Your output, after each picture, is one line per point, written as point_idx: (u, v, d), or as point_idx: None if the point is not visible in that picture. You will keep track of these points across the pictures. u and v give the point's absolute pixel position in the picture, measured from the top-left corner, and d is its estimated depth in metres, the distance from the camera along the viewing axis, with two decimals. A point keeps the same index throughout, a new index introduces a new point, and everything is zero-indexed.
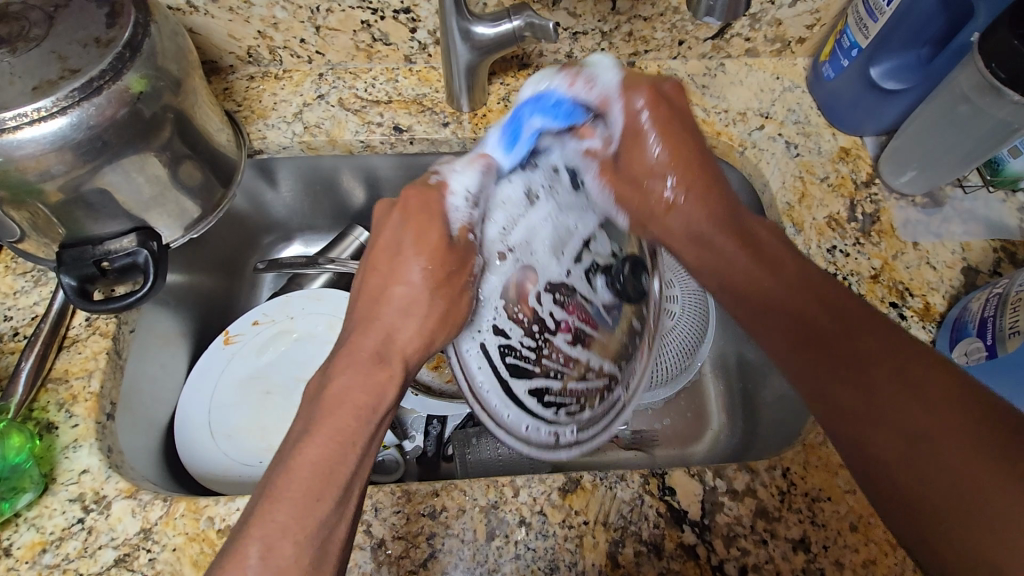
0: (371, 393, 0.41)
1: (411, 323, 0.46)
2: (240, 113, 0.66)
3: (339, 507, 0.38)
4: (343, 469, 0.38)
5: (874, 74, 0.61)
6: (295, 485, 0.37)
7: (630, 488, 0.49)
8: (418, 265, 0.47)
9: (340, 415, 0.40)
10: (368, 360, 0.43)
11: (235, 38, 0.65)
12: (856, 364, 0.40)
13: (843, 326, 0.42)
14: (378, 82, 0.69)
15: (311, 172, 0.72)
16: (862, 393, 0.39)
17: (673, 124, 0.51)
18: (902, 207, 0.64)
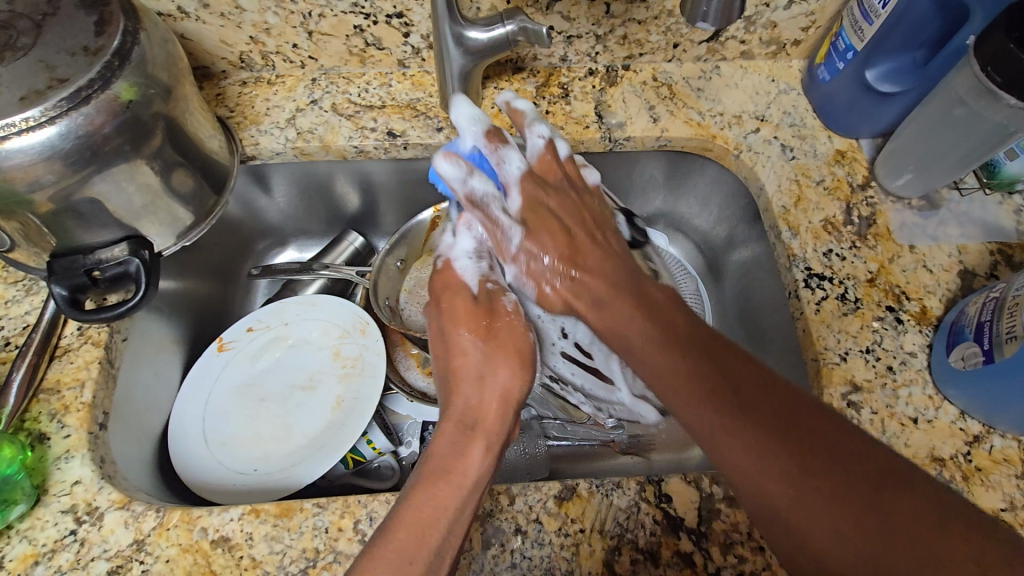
0: (459, 461, 0.42)
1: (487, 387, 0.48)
2: (233, 119, 0.65)
3: (432, 572, 0.37)
4: (434, 533, 0.39)
5: (869, 77, 0.61)
6: (388, 545, 0.37)
7: (627, 496, 0.49)
8: (471, 336, 0.50)
9: (431, 479, 0.41)
10: (458, 428, 0.45)
11: (227, 44, 0.64)
12: (737, 442, 0.39)
13: (723, 413, 0.40)
14: (372, 86, 0.68)
15: (305, 178, 0.71)
16: (744, 454, 0.38)
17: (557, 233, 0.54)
18: (899, 210, 0.64)
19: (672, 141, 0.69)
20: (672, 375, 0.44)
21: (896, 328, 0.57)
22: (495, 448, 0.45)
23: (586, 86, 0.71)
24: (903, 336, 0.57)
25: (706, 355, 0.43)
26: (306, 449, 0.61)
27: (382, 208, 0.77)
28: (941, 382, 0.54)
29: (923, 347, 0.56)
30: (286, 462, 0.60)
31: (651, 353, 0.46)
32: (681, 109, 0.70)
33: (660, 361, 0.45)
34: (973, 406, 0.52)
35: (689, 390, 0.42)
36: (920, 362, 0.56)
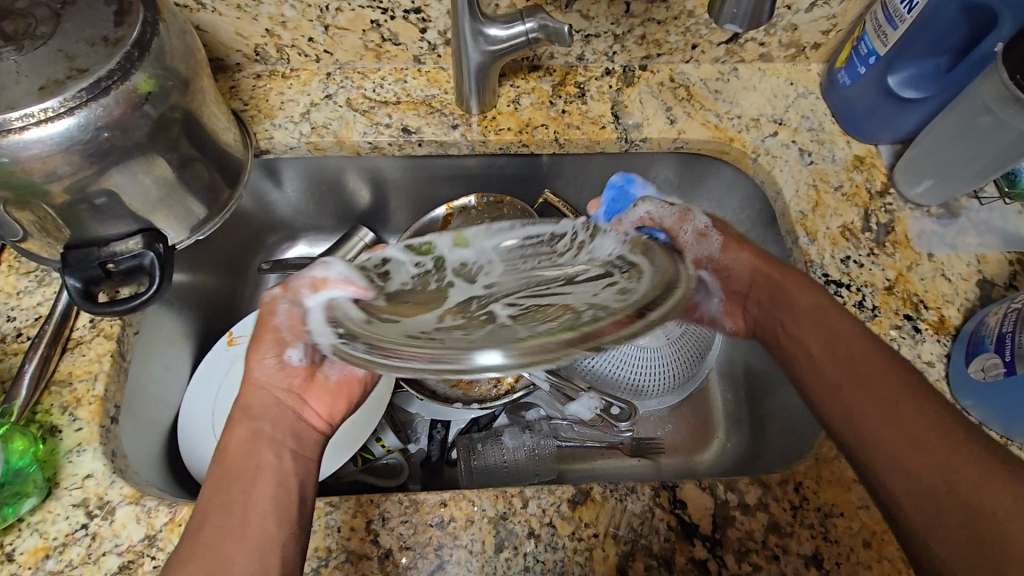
0: (230, 445, 0.45)
1: (274, 381, 0.48)
2: (247, 112, 0.65)
3: (221, 527, 0.41)
4: (238, 514, 0.42)
5: (891, 82, 0.61)
6: (201, 532, 0.41)
7: (641, 501, 0.49)
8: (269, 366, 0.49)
9: (240, 473, 0.44)
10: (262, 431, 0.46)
11: (243, 37, 0.64)
12: (852, 386, 0.46)
13: (910, 409, 0.42)
14: (387, 82, 0.68)
15: (318, 172, 0.71)
16: (931, 458, 0.40)
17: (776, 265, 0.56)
18: (917, 218, 0.63)
19: (688, 143, 0.69)
20: (866, 381, 0.45)
21: (913, 337, 0.57)
22: (269, 436, 0.46)
23: (603, 86, 0.70)
24: (921, 346, 0.56)
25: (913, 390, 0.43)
26: None
27: (393, 205, 0.77)
28: (959, 393, 0.53)
29: (940, 357, 0.56)
30: None
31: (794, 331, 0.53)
32: (699, 111, 0.69)
33: (858, 368, 0.46)
34: (992, 417, 0.52)
35: (852, 348, 0.48)
36: (938, 373, 0.55)
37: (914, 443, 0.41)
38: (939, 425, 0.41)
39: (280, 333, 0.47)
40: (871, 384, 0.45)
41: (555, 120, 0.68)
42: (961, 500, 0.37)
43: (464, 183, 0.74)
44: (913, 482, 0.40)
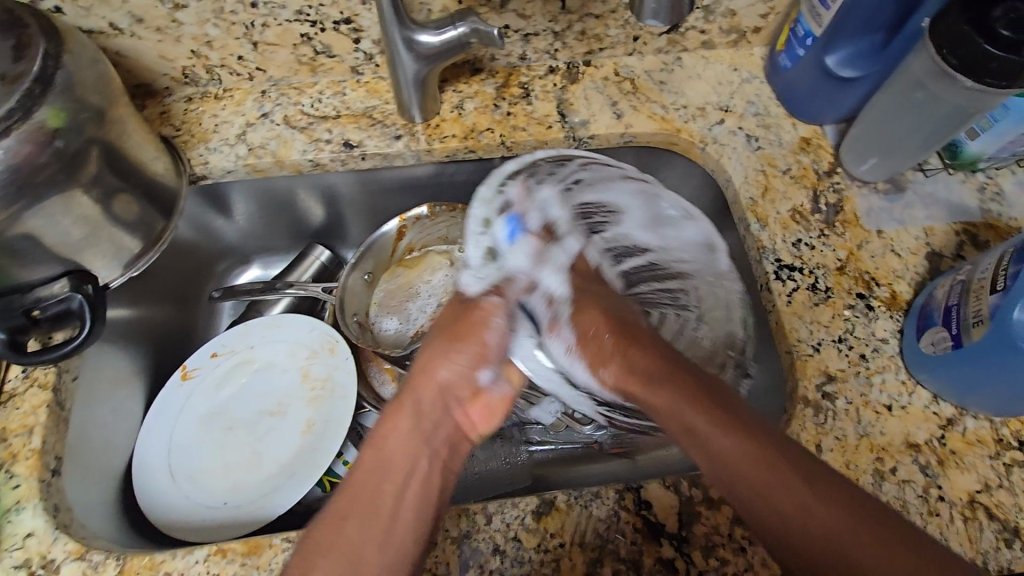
0: (383, 437, 0.48)
1: (451, 393, 0.50)
2: (180, 138, 0.62)
3: (364, 525, 0.43)
4: (383, 512, 0.44)
5: (829, 62, 0.60)
6: (345, 534, 0.43)
7: (606, 506, 0.48)
8: (446, 367, 0.50)
9: (388, 472, 0.46)
10: (415, 429, 0.48)
11: (168, 59, 0.61)
12: (771, 468, 0.43)
13: (760, 458, 0.43)
14: (325, 96, 0.66)
15: (265, 194, 0.69)
16: (794, 505, 0.41)
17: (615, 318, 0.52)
18: (865, 195, 0.64)
19: (637, 136, 0.68)
20: (750, 449, 0.44)
21: (867, 316, 0.57)
22: (431, 444, 0.48)
23: (547, 84, 0.69)
24: (875, 323, 0.57)
25: (755, 433, 0.44)
26: (278, 477, 0.59)
27: (348, 219, 0.75)
28: (914, 368, 0.54)
29: (893, 334, 0.56)
30: (257, 493, 0.58)
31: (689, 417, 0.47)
32: (644, 103, 0.69)
33: (717, 424, 0.45)
34: (945, 390, 0.52)
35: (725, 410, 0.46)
36: (892, 349, 0.56)
37: (770, 482, 0.42)
38: (794, 466, 0.43)
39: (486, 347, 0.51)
40: (756, 437, 0.44)
41: (501, 122, 0.67)
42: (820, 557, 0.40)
43: (416, 192, 0.73)
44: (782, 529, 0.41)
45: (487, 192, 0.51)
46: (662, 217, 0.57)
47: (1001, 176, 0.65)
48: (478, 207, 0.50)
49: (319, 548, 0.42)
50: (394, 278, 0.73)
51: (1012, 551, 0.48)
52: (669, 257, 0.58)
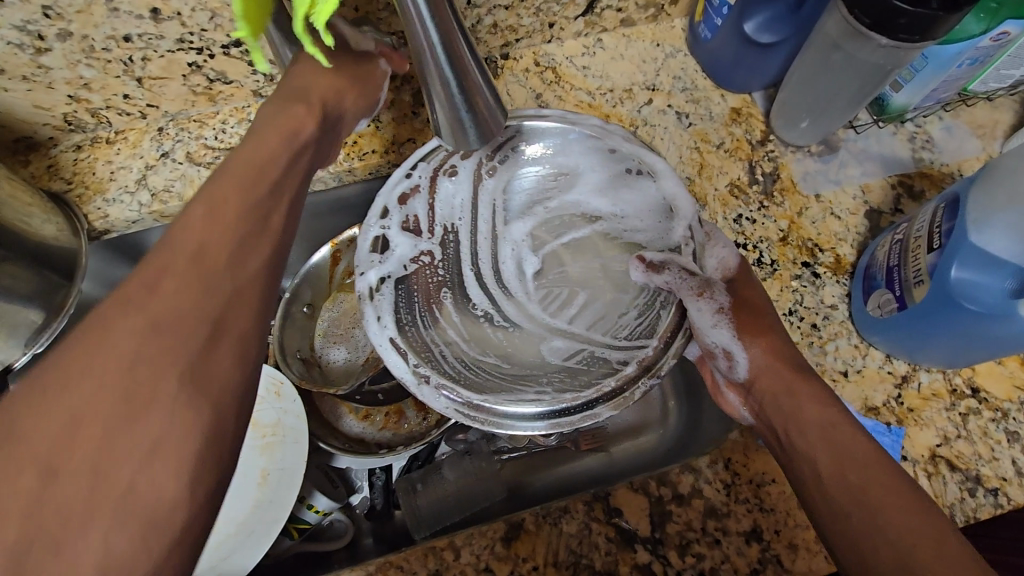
0: (255, 153, 0.41)
1: (343, 125, 0.49)
2: (73, 192, 0.58)
3: (197, 275, 0.34)
4: (218, 265, 0.35)
5: (748, 29, 0.59)
6: (161, 287, 0.33)
7: (576, 520, 0.47)
8: (338, 97, 0.47)
9: (216, 215, 0.36)
10: (249, 171, 0.39)
11: (44, 108, 0.56)
12: (824, 428, 0.42)
13: (818, 420, 0.43)
14: (230, 125, 0.61)
15: None
16: (829, 452, 0.41)
17: (747, 330, 0.48)
18: (800, 160, 0.63)
19: None
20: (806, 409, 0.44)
21: (814, 284, 0.57)
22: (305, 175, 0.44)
23: None
24: (822, 290, 0.56)
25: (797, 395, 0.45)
26: (233, 538, 0.56)
27: None
28: (863, 331, 0.54)
29: (842, 298, 0.56)
30: (212, 556, 0.55)
31: (789, 403, 0.45)
32: (570, 92, 0.66)
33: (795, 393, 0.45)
34: (896, 349, 0.52)
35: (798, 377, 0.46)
36: (842, 314, 0.55)
37: (829, 442, 0.42)
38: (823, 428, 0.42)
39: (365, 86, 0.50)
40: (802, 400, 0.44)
41: (422, 131, 0.63)
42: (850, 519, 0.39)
43: (347, 214, 0.69)
44: (848, 500, 0.39)
45: (396, 176, 0.52)
46: (621, 173, 0.54)
47: (928, 124, 0.65)
48: (383, 193, 0.52)
49: (178, 250, 0.34)
50: (337, 305, 0.70)
51: (977, 498, 0.49)
52: (620, 222, 0.55)
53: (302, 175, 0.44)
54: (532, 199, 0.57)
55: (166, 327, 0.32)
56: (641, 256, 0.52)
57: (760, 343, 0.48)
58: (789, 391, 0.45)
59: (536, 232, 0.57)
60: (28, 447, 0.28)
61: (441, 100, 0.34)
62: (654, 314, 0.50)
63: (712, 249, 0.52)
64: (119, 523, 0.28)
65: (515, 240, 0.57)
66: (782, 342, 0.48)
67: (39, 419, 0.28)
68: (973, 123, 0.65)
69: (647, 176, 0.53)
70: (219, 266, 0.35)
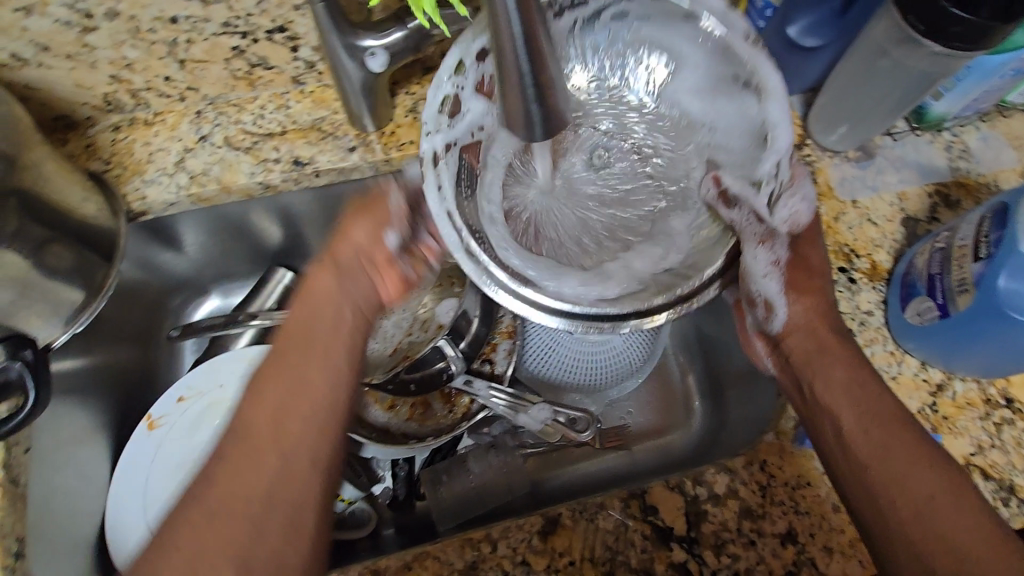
0: (316, 290, 0.50)
1: (362, 255, 0.51)
2: (112, 172, 0.57)
3: (292, 398, 0.46)
4: (314, 387, 0.46)
5: (791, 33, 0.58)
6: (260, 421, 0.45)
7: (612, 516, 0.47)
8: (359, 226, 0.50)
9: (296, 377, 0.47)
10: (302, 339, 0.48)
11: (85, 87, 0.55)
12: (854, 389, 0.46)
13: (847, 381, 0.47)
14: (268, 111, 0.61)
15: (215, 220, 0.64)
16: (855, 412, 0.46)
17: (791, 276, 0.51)
18: (837, 165, 0.63)
19: None
20: (834, 366, 0.48)
21: (850, 289, 0.57)
22: (353, 299, 0.50)
23: None
24: (859, 296, 0.56)
25: (829, 353, 0.49)
26: None
27: (308, 238, 0.71)
28: (900, 337, 0.54)
29: (878, 304, 0.56)
30: None
31: (820, 361, 0.49)
32: None
33: (827, 349, 0.49)
34: (932, 356, 0.52)
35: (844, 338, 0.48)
36: (879, 320, 0.55)
37: (856, 403, 0.46)
38: (854, 389, 0.46)
39: (390, 214, 0.50)
40: (832, 357, 0.48)
41: None
42: (872, 475, 0.43)
43: None
44: (872, 457, 0.44)
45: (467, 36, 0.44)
46: (728, 80, 0.48)
47: (965, 133, 0.65)
48: (460, 47, 0.45)
49: (273, 376, 0.47)
50: None
51: (1010, 509, 0.49)
52: (703, 127, 0.53)
53: (353, 326, 0.50)
54: (614, 75, 0.54)
55: (273, 453, 0.44)
56: (719, 178, 0.52)
57: (804, 300, 0.51)
58: (821, 349, 0.49)
59: (611, 108, 0.55)
60: (193, 519, 0.41)
61: (513, 91, 0.33)
62: (713, 238, 0.51)
63: (788, 200, 0.51)
64: (244, 519, 0.41)
65: (585, 138, 0.56)
66: (823, 295, 0.51)
67: (195, 507, 0.42)
68: (1010, 134, 0.65)
69: (751, 91, 0.48)
70: (279, 424, 0.45)
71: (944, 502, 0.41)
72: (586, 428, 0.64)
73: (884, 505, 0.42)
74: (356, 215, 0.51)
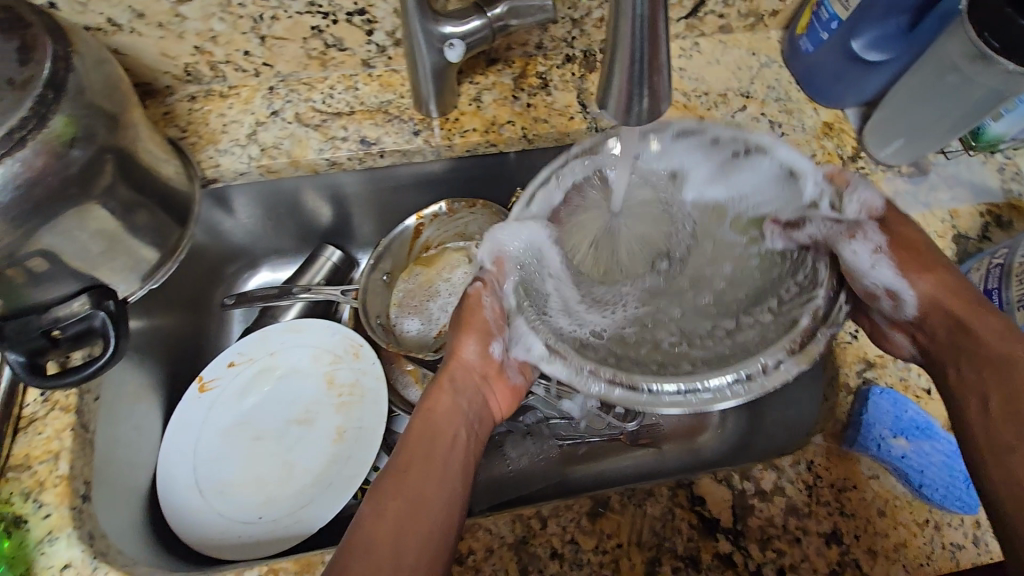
0: (453, 432, 0.47)
1: (461, 335, 0.51)
2: (187, 140, 0.59)
3: (431, 474, 0.43)
4: (450, 474, 0.44)
5: (855, 47, 0.60)
6: (406, 487, 0.42)
7: (660, 503, 0.48)
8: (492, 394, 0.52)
9: (438, 450, 0.45)
10: (442, 458, 0.45)
11: (169, 57, 0.58)
12: (1011, 364, 0.43)
13: (1007, 357, 0.44)
14: (337, 91, 0.63)
15: (273, 196, 0.66)
16: (1008, 389, 0.43)
17: (921, 259, 0.49)
18: (890, 179, 0.64)
19: None
20: (981, 342, 0.45)
21: None
22: (472, 420, 0.50)
23: (566, 74, 0.67)
24: None
25: (974, 331, 0.46)
26: (312, 488, 0.58)
27: (360, 219, 0.73)
28: None
29: None
30: (293, 505, 0.57)
31: (966, 339, 0.46)
32: None
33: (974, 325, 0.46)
34: None
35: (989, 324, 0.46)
36: None
37: (1007, 380, 0.43)
38: (1012, 365, 0.43)
39: (490, 324, 0.50)
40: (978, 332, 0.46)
41: (522, 115, 0.64)
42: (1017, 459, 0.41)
43: (432, 189, 0.70)
44: (1016, 436, 0.41)
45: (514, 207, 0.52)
46: (730, 157, 0.53)
47: (1018, 156, 0.65)
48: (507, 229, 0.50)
49: (414, 447, 0.45)
50: (413, 277, 0.71)
51: None
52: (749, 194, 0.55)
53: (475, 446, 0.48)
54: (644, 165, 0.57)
55: (412, 528, 0.40)
56: (775, 220, 0.53)
57: (927, 278, 0.49)
58: (969, 324, 0.46)
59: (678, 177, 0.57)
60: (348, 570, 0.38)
61: (621, 67, 0.34)
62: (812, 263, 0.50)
63: (851, 195, 0.51)
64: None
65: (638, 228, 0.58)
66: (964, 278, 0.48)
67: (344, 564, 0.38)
68: None
69: (759, 154, 0.52)
70: (423, 496, 0.42)
71: None
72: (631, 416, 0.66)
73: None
74: (477, 339, 0.51)
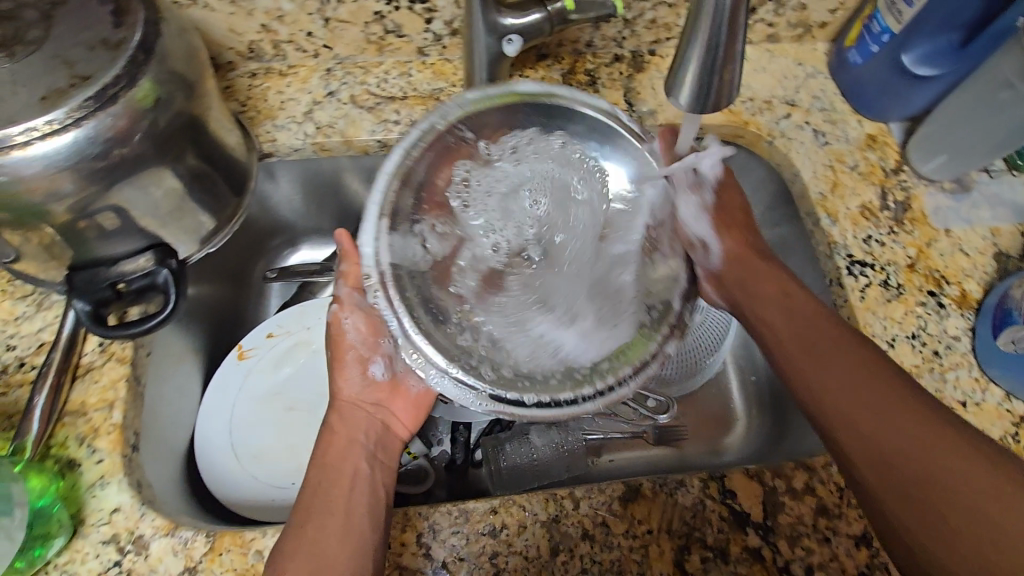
0: (351, 468, 0.47)
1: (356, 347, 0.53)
2: (246, 114, 0.62)
3: (323, 519, 0.43)
4: (354, 514, 0.44)
5: (905, 60, 0.60)
6: (308, 530, 0.42)
7: (691, 494, 0.48)
8: (398, 422, 0.54)
9: (331, 485, 0.46)
10: (350, 496, 0.45)
11: (236, 33, 0.60)
12: (878, 383, 0.43)
13: (865, 380, 0.43)
14: (392, 76, 0.65)
15: (315, 176, 0.68)
16: (874, 415, 0.41)
17: (744, 273, 0.54)
18: (932, 194, 0.64)
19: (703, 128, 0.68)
20: (842, 355, 0.45)
21: (938, 313, 0.58)
22: (376, 455, 0.50)
23: (614, 73, 0.68)
24: (946, 320, 0.57)
25: (839, 347, 0.46)
26: None
27: None
28: (986, 363, 0.55)
29: (965, 331, 0.57)
30: None
31: (824, 347, 0.46)
32: None
33: (824, 350, 0.46)
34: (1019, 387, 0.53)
35: (817, 329, 0.48)
36: (965, 346, 0.56)
37: (861, 396, 0.43)
38: (885, 383, 0.43)
39: (360, 346, 0.53)
40: (848, 352, 0.45)
41: None
42: (895, 469, 0.39)
43: None
44: (884, 457, 0.40)
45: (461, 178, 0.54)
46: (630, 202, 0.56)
47: None
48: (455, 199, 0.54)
49: (316, 487, 0.46)
50: None
51: None
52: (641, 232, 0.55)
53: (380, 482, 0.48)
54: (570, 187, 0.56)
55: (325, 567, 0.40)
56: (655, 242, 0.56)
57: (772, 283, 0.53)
58: (827, 343, 0.46)
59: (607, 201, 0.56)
60: None
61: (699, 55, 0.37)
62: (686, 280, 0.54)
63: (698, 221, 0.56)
64: None
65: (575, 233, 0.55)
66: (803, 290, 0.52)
67: None
68: None
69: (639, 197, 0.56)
70: (342, 534, 0.42)
71: (988, 506, 0.36)
72: (663, 411, 0.67)
73: (952, 517, 0.37)
74: (354, 368, 0.53)
